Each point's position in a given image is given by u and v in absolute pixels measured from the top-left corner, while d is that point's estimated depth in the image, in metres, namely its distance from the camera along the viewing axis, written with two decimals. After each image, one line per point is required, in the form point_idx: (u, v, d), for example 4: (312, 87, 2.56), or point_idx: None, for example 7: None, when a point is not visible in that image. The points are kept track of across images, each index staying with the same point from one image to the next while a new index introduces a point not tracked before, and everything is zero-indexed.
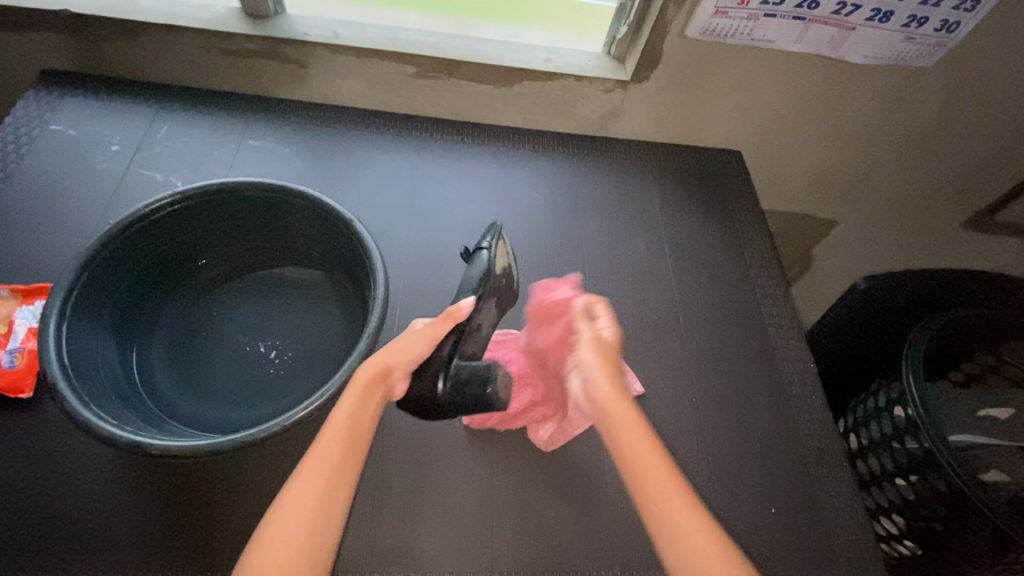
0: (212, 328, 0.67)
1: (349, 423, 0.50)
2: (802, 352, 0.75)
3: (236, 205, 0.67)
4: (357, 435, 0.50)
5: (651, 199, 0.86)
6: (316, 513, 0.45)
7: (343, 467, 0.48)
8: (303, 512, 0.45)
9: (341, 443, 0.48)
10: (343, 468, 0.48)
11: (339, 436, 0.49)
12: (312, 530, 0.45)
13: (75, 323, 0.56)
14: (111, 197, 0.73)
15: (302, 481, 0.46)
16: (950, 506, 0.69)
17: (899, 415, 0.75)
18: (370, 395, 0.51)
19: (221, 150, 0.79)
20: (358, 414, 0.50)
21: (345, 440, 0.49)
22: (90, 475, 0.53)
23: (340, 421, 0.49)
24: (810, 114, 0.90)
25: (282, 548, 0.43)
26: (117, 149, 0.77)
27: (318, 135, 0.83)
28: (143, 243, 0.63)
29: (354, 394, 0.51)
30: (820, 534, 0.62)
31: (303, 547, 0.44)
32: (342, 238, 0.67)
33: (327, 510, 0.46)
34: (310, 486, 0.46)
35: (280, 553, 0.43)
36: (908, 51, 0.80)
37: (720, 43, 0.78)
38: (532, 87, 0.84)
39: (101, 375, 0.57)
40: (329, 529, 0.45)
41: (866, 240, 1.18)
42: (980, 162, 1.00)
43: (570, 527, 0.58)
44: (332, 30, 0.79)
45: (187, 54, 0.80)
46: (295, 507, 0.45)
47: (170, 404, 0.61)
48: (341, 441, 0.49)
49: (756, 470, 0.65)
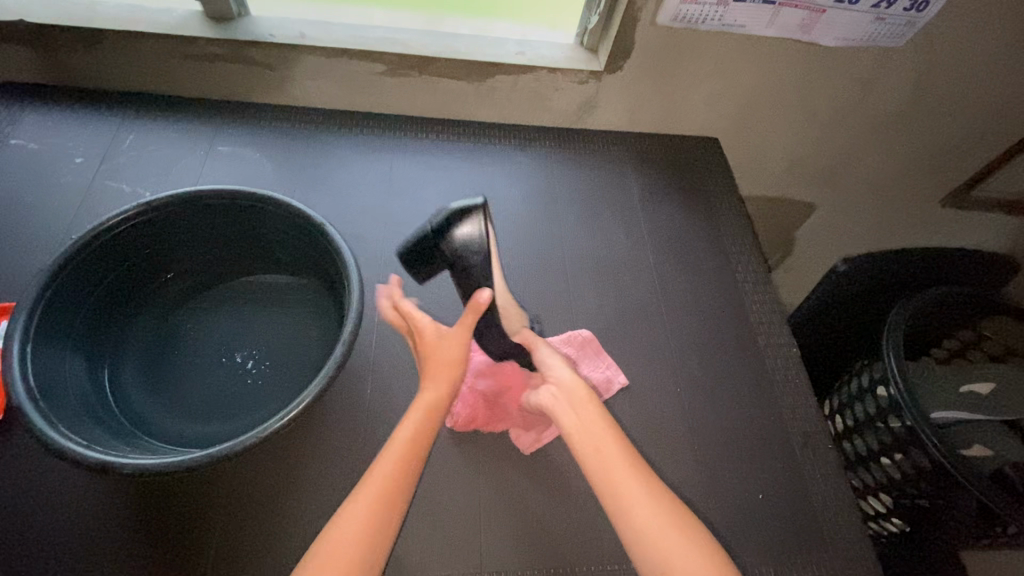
0: (187, 340, 0.66)
1: (414, 435, 0.54)
2: (785, 336, 0.76)
3: (209, 214, 0.66)
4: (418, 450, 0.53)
5: (630, 188, 0.86)
6: (375, 519, 0.48)
7: (405, 476, 0.51)
8: (361, 516, 0.48)
9: (401, 456, 0.52)
10: (397, 488, 0.50)
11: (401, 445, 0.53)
12: (369, 532, 0.48)
13: (41, 342, 0.55)
14: (78, 212, 0.71)
15: (368, 487, 0.50)
16: (934, 483, 0.70)
17: (881, 395, 0.76)
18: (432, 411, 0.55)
19: (189, 157, 0.78)
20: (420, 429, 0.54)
21: (406, 453, 0.52)
22: (64, 496, 0.52)
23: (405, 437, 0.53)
24: (785, 99, 0.90)
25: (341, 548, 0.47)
26: (82, 161, 0.75)
27: (289, 138, 0.82)
28: (110, 256, 0.62)
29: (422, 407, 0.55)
30: (808, 517, 0.63)
31: (362, 548, 0.47)
32: (315, 243, 0.66)
33: (376, 527, 0.48)
34: (367, 499, 0.49)
35: (330, 570, 0.46)
36: (879, 32, 0.80)
37: (692, 30, 0.77)
38: (505, 82, 0.83)
39: (70, 394, 0.55)
40: (373, 547, 0.48)
41: (846, 222, 1.19)
42: (955, 139, 1.01)
43: (559, 524, 0.58)
44: (298, 31, 0.78)
45: (150, 60, 0.79)
46: (358, 509, 0.49)
47: (145, 420, 0.60)
48: (404, 451, 0.52)
49: (742, 456, 0.65)
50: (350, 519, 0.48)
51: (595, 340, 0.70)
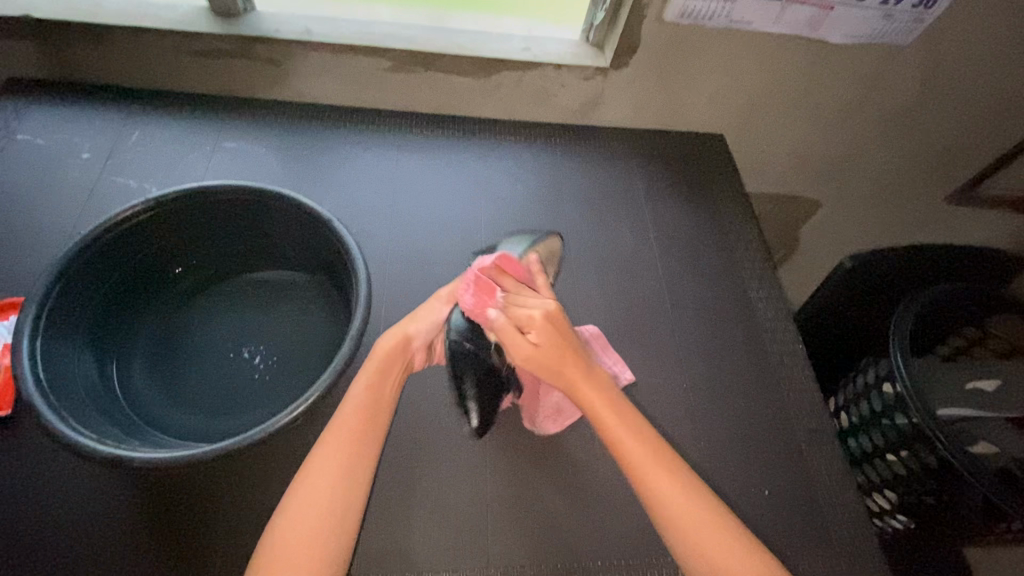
0: (193, 335, 0.66)
1: (369, 394, 0.56)
2: (789, 332, 0.76)
3: (218, 211, 0.67)
4: (376, 407, 0.55)
5: (635, 185, 0.86)
6: (342, 475, 0.50)
7: (363, 436, 0.53)
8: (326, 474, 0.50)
9: (359, 417, 0.54)
10: (363, 436, 0.53)
11: (357, 408, 0.54)
12: (344, 478, 0.50)
13: (51, 336, 0.55)
14: (84, 209, 0.71)
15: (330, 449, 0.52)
16: (940, 479, 0.70)
17: (887, 391, 0.76)
18: (389, 366, 0.58)
19: (196, 153, 0.78)
20: (375, 391, 0.56)
21: (366, 410, 0.54)
22: (74, 490, 0.52)
23: (360, 394, 0.55)
24: (791, 95, 0.90)
25: (313, 508, 0.48)
26: (88, 156, 0.75)
27: (294, 135, 0.82)
28: (119, 251, 0.62)
29: (371, 371, 0.57)
30: (814, 514, 0.63)
31: (337, 496, 0.49)
32: (324, 239, 0.66)
33: (349, 474, 0.51)
34: (337, 451, 0.51)
35: (306, 518, 0.48)
36: (886, 28, 0.79)
37: (699, 26, 0.77)
38: (511, 77, 0.83)
39: (80, 388, 0.56)
40: (350, 492, 0.50)
41: (850, 220, 1.18)
42: (961, 137, 1.00)
43: (567, 519, 0.58)
44: (304, 26, 0.78)
45: (156, 56, 0.78)
46: (323, 465, 0.51)
47: (152, 414, 0.60)
48: (362, 410, 0.54)
49: (747, 453, 0.66)
50: (320, 475, 0.50)
51: (602, 336, 0.70)
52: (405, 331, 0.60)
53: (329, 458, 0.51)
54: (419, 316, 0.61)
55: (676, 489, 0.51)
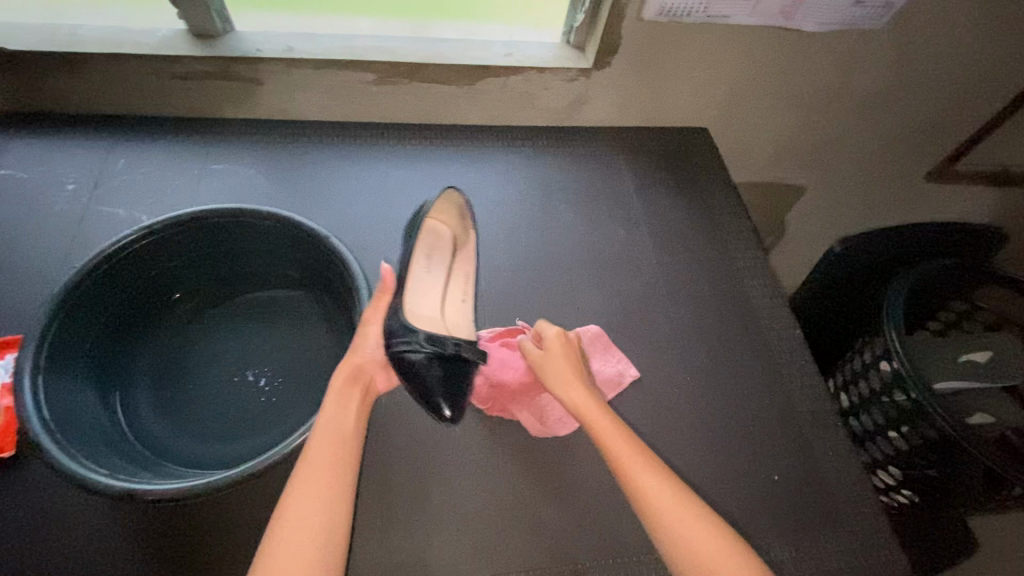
0: (195, 361, 0.66)
1: (336, 426, 0.54)
2: (785, 318, 0.77)
3: (214, 234, 0.66)
4: (344, 438, 0.54)
5: (624, 182, 0.87)
6: (325, 509, 0.48)
7: (339, 467, 0.51)
8: (305, 506, 0.48)
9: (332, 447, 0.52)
10: (339, 467, 0.51)
11: (326, 440, 0.52)
12: (327, 511, 0.49)
13: (52, 375, 0.54)
14: (73, 242, 0.70)
15: (306, 480, 0.50)
16: (942, 453, 0.72)
17: (885, 369, 0.77)
18: (348, 398, 0.57)
19: (183, 177, 0.77)
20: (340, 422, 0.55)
21: (338, 442, 0.53)
22: (78, 527, 0.50)
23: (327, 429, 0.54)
24: (769, 85, 0.91)
25: (298, 543, 0.46)
26: (73, 187, 0.74)
27: (281, 153, 0.81)
28: (114, 281, 0.61)
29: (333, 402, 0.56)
30: (823, 494, 0.64)
31: (320, 531, 0.47)
32: (322, 256, 0.66)
33: (331, 507, 0.49)
34: (313, 487, 0.49)
35: (292, 560, 0.45)
36: (858, 15, 0.81)
37: (677, 23, 0.78)
38: (495, 83, 0.84)
39: (85, 425, 0.55)
40: (333, 524, 0.48)
41: (834, 204, 1.21)
42: (935, 117, 1.03)
43: (583, 519, 0.58)
44: (285, 44, 0.77)
45: (136, 82, 0.77)
46: (304, 501, 0.48)
47: (160, 445, 0.60)
48: (332, 443, 0.53)
49: (754, 439, 0.67)
50: (301, 512, 0.48)
51: (604, 335, 0.71)
52: (356, 363, 0.59)
53: (307, 495, 0.49)
54: (359, 349, 0.60)
55: (670, 501, 0.53)
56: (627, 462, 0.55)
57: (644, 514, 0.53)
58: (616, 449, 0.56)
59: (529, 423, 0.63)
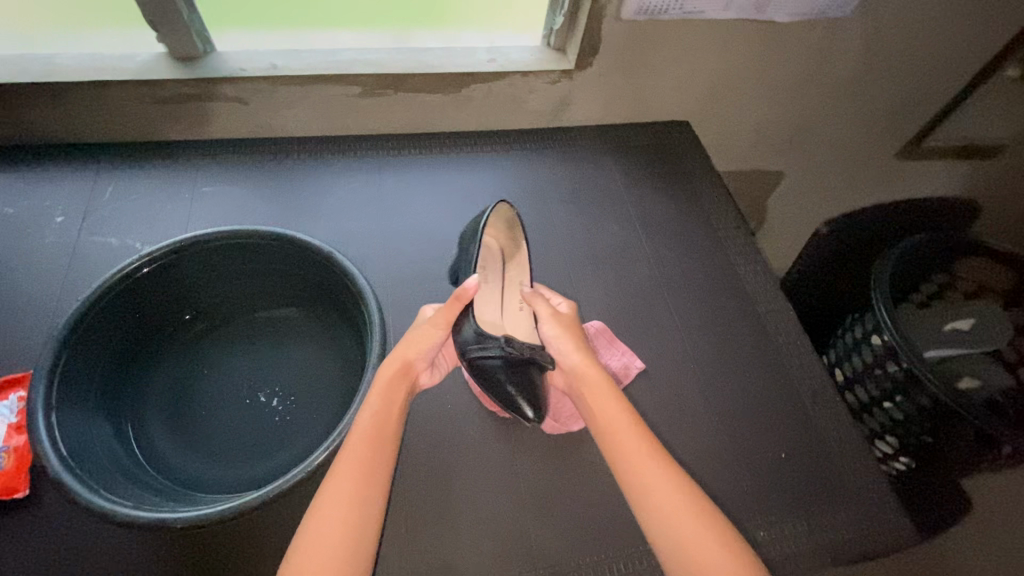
0: (205, 385, 0.65)
1: (378, 417, 0.54)
2: (779, 300, 0.79)
3: (216, 256, 0.66)
4: (385, 429, 0.53)
5: (613, 179, 0.89)
6: (359, 505, 0.49)
7: (375, 463, 0.51)
8: (340, 503, 0.48)
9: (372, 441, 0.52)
10: (376, 461, 0.51)
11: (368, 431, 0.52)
12: (360, 507, 0.49)
13: (64, 409, 0.54)
14: (67, 274, 0.69)
15: (343, 475, 0.50)
16: (936, 419, 0.75)
17: (877, 343, 0.80)
18: (394, 390, 0.56)
19: (175, 202, 0.76)
20: (383, 412, 0.54)
21: (378, 434, 0.53)
22: (101, 562, 0.49)
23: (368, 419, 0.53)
24: (745, 76, 0.94)
25: (331, 536, 0.47)
26: (62, 220, 0.73)
27: (272, 171, 0.81)
28: (118, 310, 0.61)
29: (379, 391, 0.55)
30: (828, 467, 0.66)
31: (352, 528, 0.48)
32: (326, 271, 0.67)
33: (364, 504, 0.49)
34: (350, 481, 0.49)
35: (322, 556, 0.46)
36: (827, 4, 0.84)
37: (655, 20, 0.80)
38: (481, 89, 0.84)
39: (101, 458, 0.54)
40: (365, 520, 0.49)
41: (812, 186, 1.24)
42: (903, 97, 1.07)
43: (604, 510, 0.60)
44: (269, 62, 0.77)
45: (118, 108, 0.76)
46: (339, 497, 0.49)
47: (177, 472, 0.59)
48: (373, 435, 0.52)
49: (759, 420, 0.69)
50: (334, 506, 0.48)
51: (608, 329, 0.72)
52: (407, 358, 0.59)
53: (342, 489, 0.49)
54: (413, 340, 0.60)
55: (675, 498, 0.52)
56: (634, 453, 0.55)
57: (639, 504, 0.53)
58: (626, 444, 0.56)
59: (541, 419, 0.64)
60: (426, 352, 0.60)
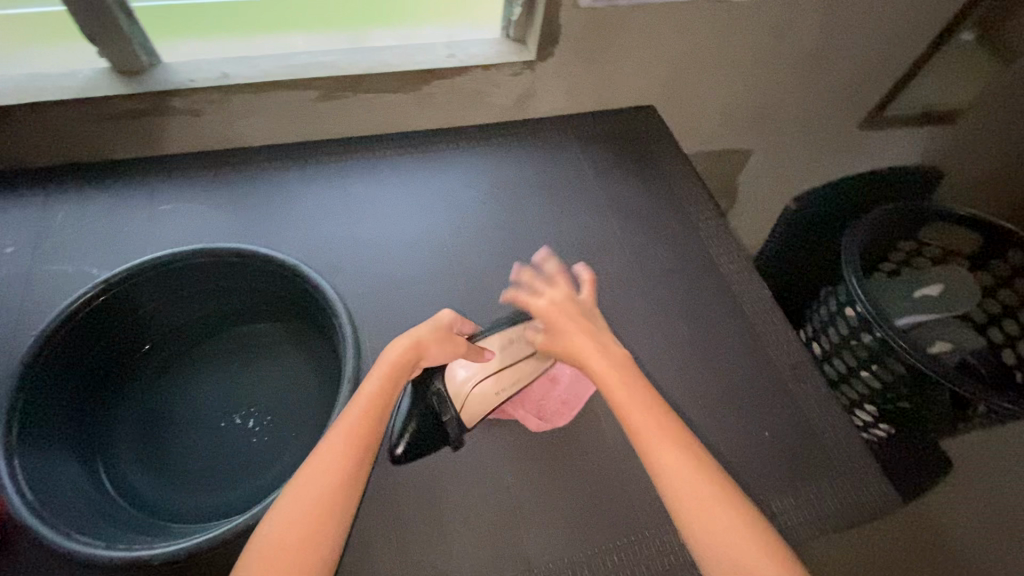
0: (178, 412, 0.63)
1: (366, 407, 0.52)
2: (754, 280, 0.80)
3: (178, 278, 0.64)
4: (370, 421, 0.52)
5: (583, 169, 0.88)
6: (328, 498, 0.48)
7: (351, 455, 0.50)
8: (310, 492, 0.48)
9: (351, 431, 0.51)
10: (353, 452, 0.50)
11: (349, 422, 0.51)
12: (329, 501, 0.48)
13: (29, 452, 0.51)
14: (21, 308, 0.66)
15: (315, 464, 0.49)
16: (913, 385, 0.76)
17: (851, 314, 0.81)
18: (396, 380, 0.55)
19: (132, 223, 0.74)
20: (378, 400, 0.53)
21: (359, 425, 0.52)
22: None
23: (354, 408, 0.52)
24: (707, 56, 0.93)
25: (294, 527, 0.46)
26: (13, 251, 0.70)
27: (232, 184, 0.79)
28: (79, 342, 0.58)
29: (383, 375, 0.55)
30: (811, 441, 0.67)
31: (316, 521, 0.47)
32: (295, 286, 0.65)
33: (333, 498, 0.48)
34: (322, 471, 0.48)
35: (280, 548, 0.45)
36: None
37: (613, 5, 0.79)
38: (442, 86, 0.83)
39: (72, 498, 0.52)
40: (331, 514, 0.47)
41: (780, 162, 1.25)
42: (863, 68, 1.08)
43: (594, 504, 0.60)
44: (219, 70, 0.73)
45: (62, 129, 0.73)
46: (308, 486, 0.48)
47: (155, 505, 0.57)
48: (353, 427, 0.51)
49: (742, 400, 0.69)
50: (302, 494, 0.48)
51: None
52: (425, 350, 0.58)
53: (311, 479, 0.48)
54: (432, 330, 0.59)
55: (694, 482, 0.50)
56: (653, 436, 0.52)
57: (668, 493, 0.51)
58: (641, 426, 0.53)
59: (529, 419, 0.64)
60: (440, 349, 0.59)
